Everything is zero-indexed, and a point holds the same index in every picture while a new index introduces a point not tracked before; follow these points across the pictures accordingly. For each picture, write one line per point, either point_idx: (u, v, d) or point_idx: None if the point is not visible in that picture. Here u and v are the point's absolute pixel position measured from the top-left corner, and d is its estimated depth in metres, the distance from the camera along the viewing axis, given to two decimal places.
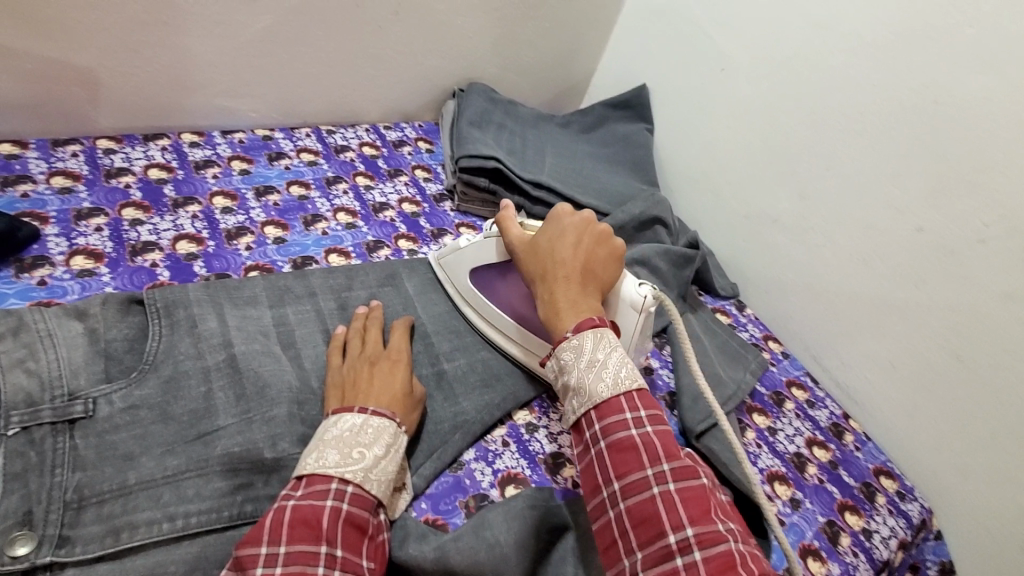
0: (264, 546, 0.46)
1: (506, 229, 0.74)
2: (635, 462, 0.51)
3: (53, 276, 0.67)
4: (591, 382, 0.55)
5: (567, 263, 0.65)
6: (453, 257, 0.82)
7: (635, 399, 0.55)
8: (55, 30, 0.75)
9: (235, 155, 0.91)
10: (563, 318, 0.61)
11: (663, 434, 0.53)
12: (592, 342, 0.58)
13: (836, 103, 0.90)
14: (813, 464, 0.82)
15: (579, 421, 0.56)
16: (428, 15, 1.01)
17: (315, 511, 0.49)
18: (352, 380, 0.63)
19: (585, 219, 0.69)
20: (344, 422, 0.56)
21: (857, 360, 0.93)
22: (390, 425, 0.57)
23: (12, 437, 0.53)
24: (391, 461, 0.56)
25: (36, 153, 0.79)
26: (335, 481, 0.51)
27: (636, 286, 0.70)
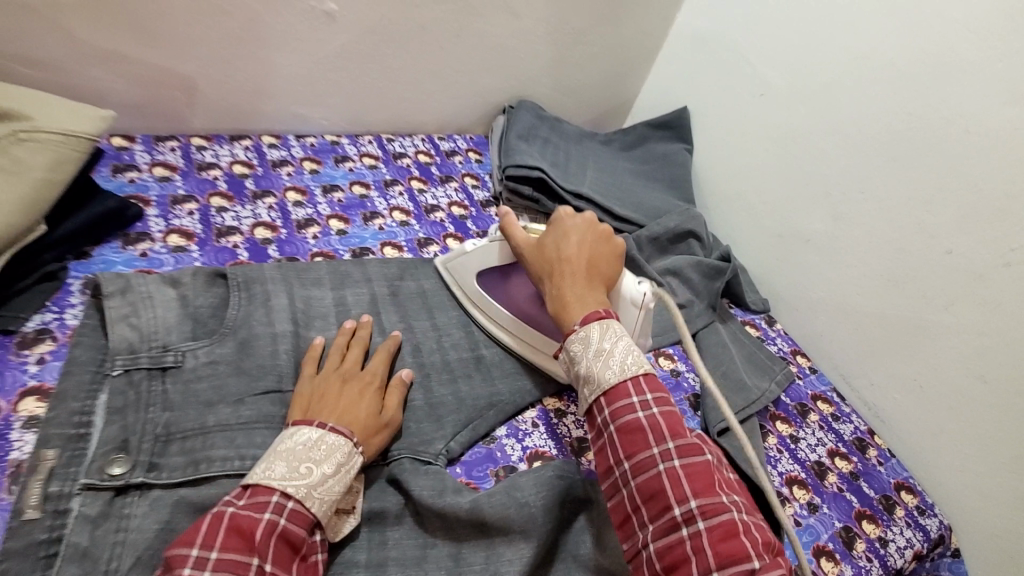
0: (195, 548, 0.45)
1: (509, 229, 0.78)
2: (642, 442, 0.55)
3: (153, 249, 0.77)
4: (599, 370, 0.59)
5: (573, 259, 0.70)
6: (459, 262, 0.84)
7: (641, 384, 0.58)
8: (167, 43, 0.87)
9: (307, 157, 1.02)
10: (570, 312, 0.65)
11: (668, 414, 0.57)
12: (598, 333, 0.61)
13: (869, 129, 0.94)
14: (833, 473, 0.84)
15: (591, 407, 0.60)
16: (485, 37, 1.10)
17: (251, 521, 0.48)
18: (319, 393, 0.62)
19: (586, 218, 0.75)
20: (299, 435, 0.55)
21: (884, 379, 0.95)
22: (345, 444, 0.57)
23: (116, 377, 0.62)
24: (339, 482, 0.55)
25: (142, 146, 0.91)
26: (277, 494, 0.51)
27: (637, 283, 0.75)
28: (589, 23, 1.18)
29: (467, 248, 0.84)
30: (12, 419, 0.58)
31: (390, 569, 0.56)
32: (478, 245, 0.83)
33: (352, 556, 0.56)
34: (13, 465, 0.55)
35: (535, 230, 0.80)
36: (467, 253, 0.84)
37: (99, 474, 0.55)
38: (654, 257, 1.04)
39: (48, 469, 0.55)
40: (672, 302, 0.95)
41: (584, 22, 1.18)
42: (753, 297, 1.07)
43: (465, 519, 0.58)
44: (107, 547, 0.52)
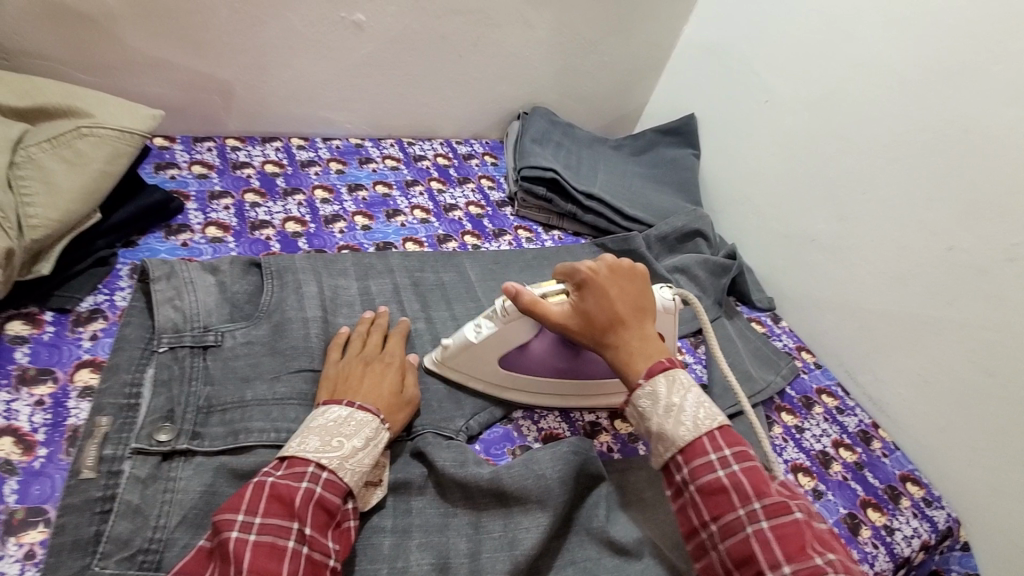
0: (241, 514, 0.50)
1: (536, 305, 0.69)
2: (726, 503, 0.55)
3: (193, 239, 0.82)
4: (672, 427, 0.59)
5: (621, 317, 0.68)
6: (467, 356, 0.72)
7: (717, 439, 0.58)
8: (208, 50, 0.94)
9: (333, 158, 1.08)
10: (637, 366, 0.65)
11: (750, 472, 0.56)
12: (666, 385, 0.62)
13: (872, 132, 0.98)
14: (838, 463, 0.87)
15: (668, 464, 0.60)
16: (503, 47, 1.16)
17: (290, 489, 0.52)
18: (345, 375, 0.66)
19: (611, 265, 0.71)
20: (331, 412, 0.59)
21: (889, 374, 0.98)
22: (373, 420, 0.60)
23: (162, 353, 0.66)
24: (369, 454, 0.58)
25: (181, 146, 0.97)
26: (312, 465, 0.54)
27: (661, 290, 0.78)
28: (601, 34, 1.24)
29: (474, 338, 0.71)
30: (70, 388, 0.62)
31: (414, 535, 0.60)
32: (482, 330, 0.72)
33: (379, 521, 0.60)
34: (70, 430, 0.59)
35: (557, 293, 0.71)
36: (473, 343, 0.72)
37: (147, 440, 0.59)
38: (663, 256, 1.08)
39: (103, 434, 0.58)
40: None
41: (596, 32, 1.23)
42: (759, 296, 1.11)
43: (486, 488, 0.62)
44: (156, 505, 0.56)
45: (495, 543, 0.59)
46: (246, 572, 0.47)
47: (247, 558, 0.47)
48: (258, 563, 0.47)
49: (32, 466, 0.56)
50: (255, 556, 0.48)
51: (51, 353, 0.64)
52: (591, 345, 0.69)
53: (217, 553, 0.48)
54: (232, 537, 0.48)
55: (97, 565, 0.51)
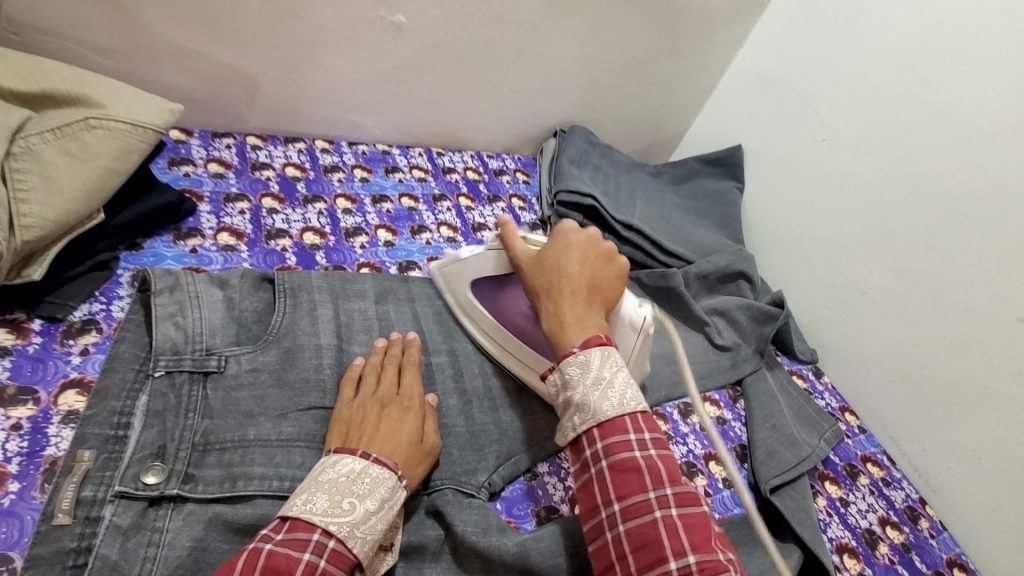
0: None
1: (509, 239, 0.71)
2: (637, 484, 0.50)
3: (202, 246, 0.75)
4: (595, 400, 0.53)
5: (574, 278, 0.63)
6: (452, 268, 0.78)
7: (640, 421, 0.53)
8: (235, 40, 0.87)
9: (358, 164, 1.01)
10: (568, 331, 0.59)
11: (667, 459, 0.51)
12: (599, 359, 0.55)
13: (939, 183, 0.91)
14: (885, 544, 0.79)
15: (581, 436, 0.54)
16: (546, 60, 1.09)
17: (290, 561, 0.45)
18: (359, 419, 0.59)
19: (591, 236, 0.67)
20: (343, 465, 0.52)
21: (940, 447, 0.90)
22: (390, 477, 0.53)
23: (157, 379, 0.59)
24: (382, 520, 0.51)
25: (199, 141, 0.90)
26: (318, 532, 0.47)
27: (637, 306, 0.71)
28: (649, 54, 1.17)
29: (462, 255, 0.77)
30: (51, 412, 0.55)
31: None
32: (474, 250, 0.77)
33: None
34: (47, 462, 0.52)
35: (535, 241, 0.72)
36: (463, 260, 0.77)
37: (133, 483, 0.52)
38: (701, 296, 1.01)
39: (83, 471, 0.52)
40: (718, 345, 0.93)
41: (644, 51, 1.17)
42: (801, 345, 1.03)
43: (510, 564, 0.55)
44: (137, 562, 0.49)
45: None
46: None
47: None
48: None
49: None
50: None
51: (34, 369, 0.57)
52: (537, 297, 0.65)
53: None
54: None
55: None
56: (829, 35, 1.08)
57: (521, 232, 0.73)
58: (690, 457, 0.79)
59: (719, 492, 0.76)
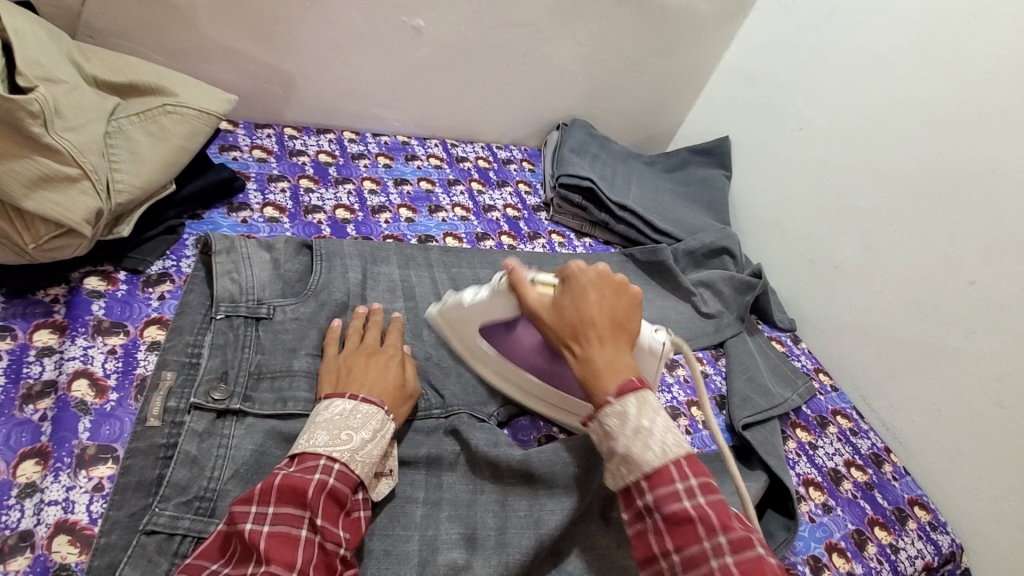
0: (254, 506, 0.51)
1: (521, 285, 0.68)
2: (693, 535, 0.53)
3: (252, 218, 0.88)
4: (639, 452, 0.56)
5: (597, 323, 0.65)
6: (456, 312, 0.73)
7: (685, 468, 0.56)
8: (277, 42, 1.00)
9: (381, 153, 1.13)
10: (603, 381, 0.61)
11: (717, 504, 0.54)
12: (635, 408, 0.58)
13: (901, 165, 1.02)
14: (849, 481, 0.89)
15: (630, 488, 0.57)
16: (550, 59, 1.21)
17: (303, 480, 0.53)
18: (346, 369, 0.67)
19: (602, 272, 0.69)
20: (334, 407, 0.60)
21: (904, 402, 1.00)
22: (378, 412, 0.61)
23: (218, 320, 0.70)
24: (377, 446, 0.60)
25: (244, 131, 1.03)
26: (324, 458, 0.55)
27: (653, 332, 0.72)
28: (644, 54, 1.29)
29: (466, 299, 0.72)
30: (139, 342, 0.67)
31: (444, 507, 0.64)
32: (479, 295, 0.72)
33: (411, 492, 0.64)
34: (138, 378, 0.64)
35: (545, 283, 0.70)
36: (468, 305, 0.72)
37: (204, 397, 0.63)
38: (688, 270, 1.11)
39: (167, 387, 0.63)
40: (703, 312, 1.03)
41: (639, 51, 1.28)
42: (780, 315, 1.13)
43: (516, 468, 0.67)
44: (211, 458, 0.60)
45: (521, 521, 0.64)
46: (262, 558, 0.48)
47: (262, 546, 0.49)
48: (273, 553, 0.49)
49: (103, 408, 0.60)
50: (270, 545, 0.49)
51: (123, 309, 0.69)
52: (561, 346, 0.66)
53: (236, 545, 0.50)
54: (246, 528, 0.50)
55: (158, 505, 0.54)
56: (806, 35, 1.19)
57: (529, 274, 0.71)
58: (674, 402, 0.89)
59: (699, 431, 0.87)
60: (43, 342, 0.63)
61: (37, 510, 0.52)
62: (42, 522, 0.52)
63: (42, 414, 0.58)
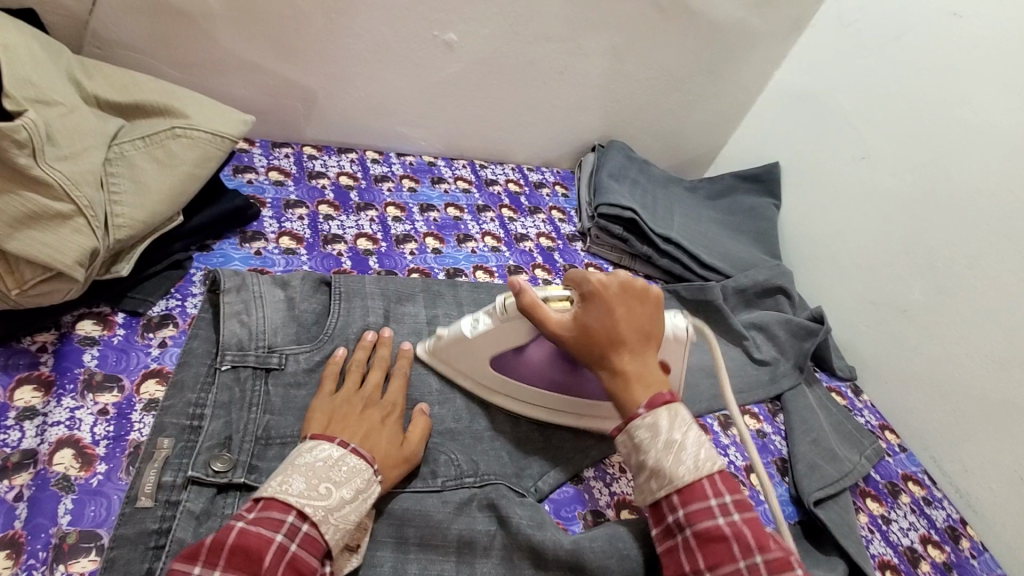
0: (198, 567, 0.44)
1: (534, 309, 0.62)
2: (726, 552, 0.51)
3: (266, 249, 0.80)
4: (670, 466, 0.54)
5: (625, 336, 0.61)
6: (457, 347, 0.69)
7: (719, 483, 0.54)
8: (298, 56, 0.92)
9: (406, 175, 1.05)
10: (633, 394, 0.59)
11: (752, 523, 0.52)
12: (668, 420, 0.56)
13: (981, 203, 0.92)
14: (927, 562, 0.79)
15: (661, 503, 0.55)
16: (588, 77, 1.13)
17: (261, 541, 0.46)
18: (341, 412, 0.58)
19: (624, 280, 0.63)
20: (319, 451, 0.52)
21: (982, 468, 0.89)
22: (366, 469, 0.53)
23: (223, 371, 0.61)
24: (355, 510, 0.50)
25: (260, 151, 0.95)
26: (292, 515, 0.47)
27: (673, 318, 0.68)
28: (688, 73, 1.20)
29: (467, 332, 0.68)
30: (135, 399, 0.59)
31: None
32: (478, 325, 0.68)
33: None
34: (131, 445, 0.55)
35: (559, 300, 0.65)
36: (468, 339, 0.68)
37: (204, 469, 0.54)
38: (739, 309, 1.02)
39: (163, 458, 0.54)
40: (756, 358, 0.93)
41: (683, 70, 1.19)
42: (839, 362, 1.03)
43: (563, 559, 0.57)
44: None
45: None
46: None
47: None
48: None
49: (89, 484, 0.52)
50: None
51: (119, 359, 0.61)
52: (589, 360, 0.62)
53: None
54: None
55: None
56: (867, 57, 1.10)
57: (539, 295, 0.65)
58: (732, 468, 0.79)
59: (761, 504, 0.76)
60: (26, 402, 0.55)
61: None
62: None
63: (17, 493, 0.50)
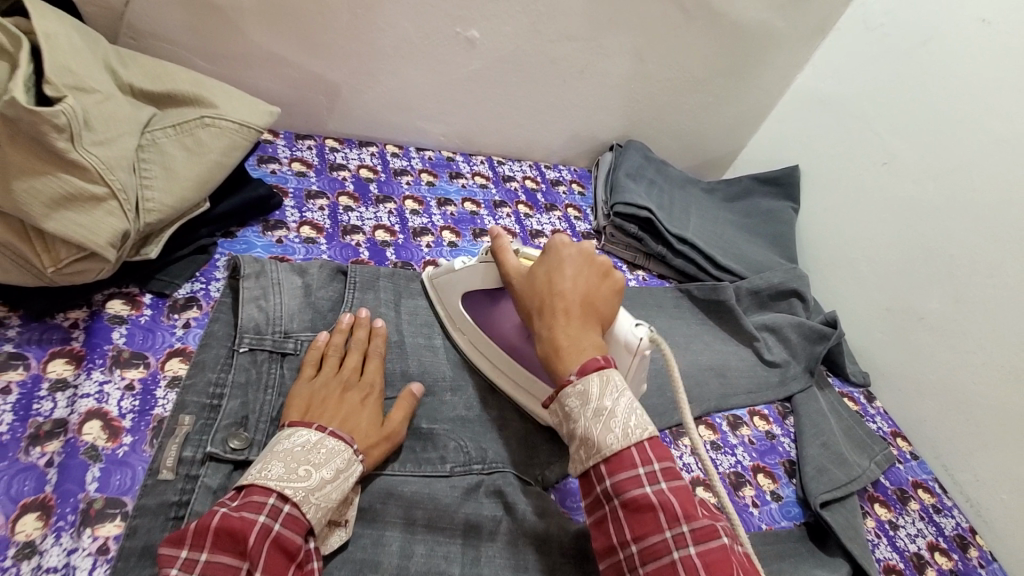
0: (185, 550, 0.45)
1: (502, 253, 0.69)
2: (653, 522, 0.48)
3: (287, 237, 0.82)
4: (598, 434, 0.51)
5: (567, 296, 0.61)
6: (445, 277, 0.76)
7: (647, 451, 0.51)
8: (323, 50, 0.95)
9: (424, 169, 1.07)
10: (567, 358, 0.56)
11: (680, 491, 0.49)
12: (598, 386, 0.53)
13: (1003, 211, 0.91)
14: (934, 569, 0.79)
15: (589, 472, 0.52)
16: (608, 76, 1.13)
17: (244, 523, 0.47)
18: (321, 398, 0.60)
19: (582, 248, 0.66)
20: (297, 437, 0.54)
21: (996, 479, 0.88)
22: (346, 449, 0.55)
23: (241, 354, 0.64)
24: (337, 488, 0.52)
25: (284, 142, 0.98)
26: (273, 496, 0.49)
27: (633, 327, 0.63)
28: (709, 73, 1.20)
29: (456, 265, 0.76)
30: (159, 376, 0.61)
31: None
32: (468, 262, 0.75)
33: (446, 568, 0.56)
34: (155, 420, 0.58)
35: (530, 256, 0.70)
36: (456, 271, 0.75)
37: (222, 446, 0.56)
38: (752, 311, 1.02)
39: (184, 434, 0.57)
40: (767, 360, 0.93)
41: (704, 72, 1.19)
42: (853, 368, 1.02)
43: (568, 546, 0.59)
44: None
45: None
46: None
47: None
48: None
49: (115, 454, 0.54)
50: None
51: (145, 337, 0.63)
52: (531, 319, 0.62)
53: None
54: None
55: None
56: (893, 61, 1.09)
57: (513, 245, 0.71)
58: (739, 468, 0.79)
59: (767, 503, 0.76)
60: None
61: None
62: None
63: (49, 459, 0.52)
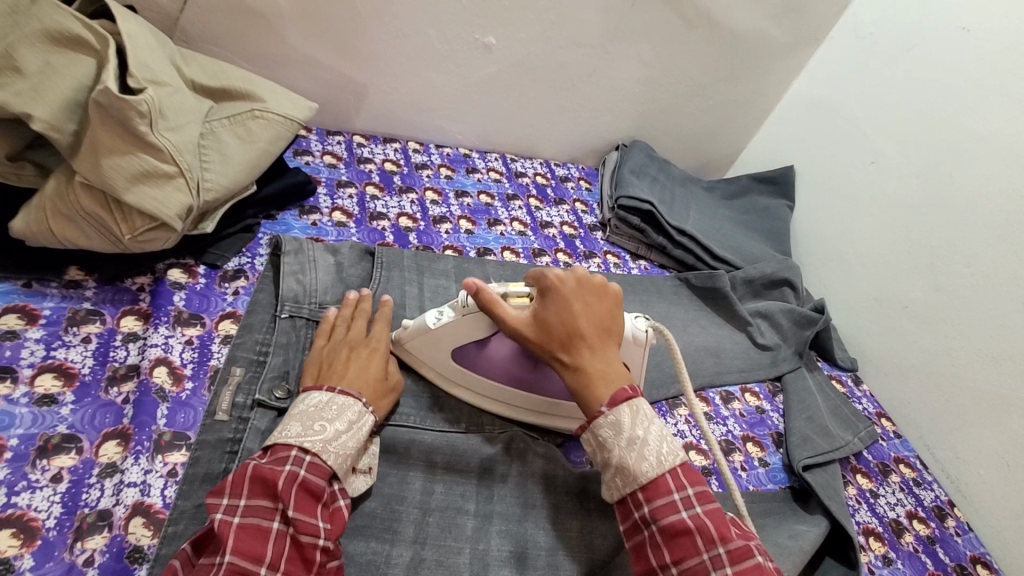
0: (225, 498, 0.50)
1: (493, 303, 0.66)
2: (691, 546, 0.52)
3: (321, 221, 0.90)
4: (634, 462, 0.56)
5: (584, 332, 0.63)
6: (424, 339, 0.71)
7: (680, 478, 0.56)
8: (353, 53, 1.04)
9: (443, 164, 1.15)
10: (596, 390, 0.60)
11: (713, 514, 0.54)
12: (629, 417, 0.58)
13: (980, 206, 0.97)
14: (911, 533, 0.85)
15: (628, 500, 0.56)
16: (615, 80, 1.22)
17: (274, 471, 0.52)
18: (329, 361, 0.65)
19: (579, 276, 0.66)
20: (311, 399, 0.59)
21: (972, 455, 0.94)
22: (356, 404, 0.60)
23: (282, 319, 0.72)
24: (352, 437, 0.58)
25: (316, 136, 1.07)
26: (295, 449, 0.54)
27: (633, 320, 0.71)
28: (709, 79, 1.28)
29: (431, 324, 0.70)
30: (213, 334, 0.70)
31: (495, 521, 0.63)
32: (443, 317, 0.70)
33: (463, 504, 0.64)
34: (212, 369, 0.66)
35: (520, 295, 0.68)
36: (432, 330, 0.70)
37: (269, 394, 0.64)
38: (746, 299, 1.09)
39: (236, 382, 0.65)
40: (760, 343, 1.00)
41: (705, 77, 1.27)
42: (841, 353, 1.09)
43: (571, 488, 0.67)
44: None
45: (573, 543, 0.64)
46: (228, 554, 0.47)
47: (230, 541, 0.48)
48: (242, 546, 0.48)
49: (179, 396, 0.63)
50: (238, 539, 0.48)
51: (201, 301, 0.72)
52: (549, 356, 0.64)
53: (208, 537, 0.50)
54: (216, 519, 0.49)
55: None
56: (882, 67, 1.16)
57: (498, 290, 0.68)
58: (729, 436, 0.86)
59: (755, 468, 0.83)
60: (10, 326, 0.61)
61: (116, 491, 0.55)
62: (120, 502, 0.54)
63: (125, 397, 0.61)
